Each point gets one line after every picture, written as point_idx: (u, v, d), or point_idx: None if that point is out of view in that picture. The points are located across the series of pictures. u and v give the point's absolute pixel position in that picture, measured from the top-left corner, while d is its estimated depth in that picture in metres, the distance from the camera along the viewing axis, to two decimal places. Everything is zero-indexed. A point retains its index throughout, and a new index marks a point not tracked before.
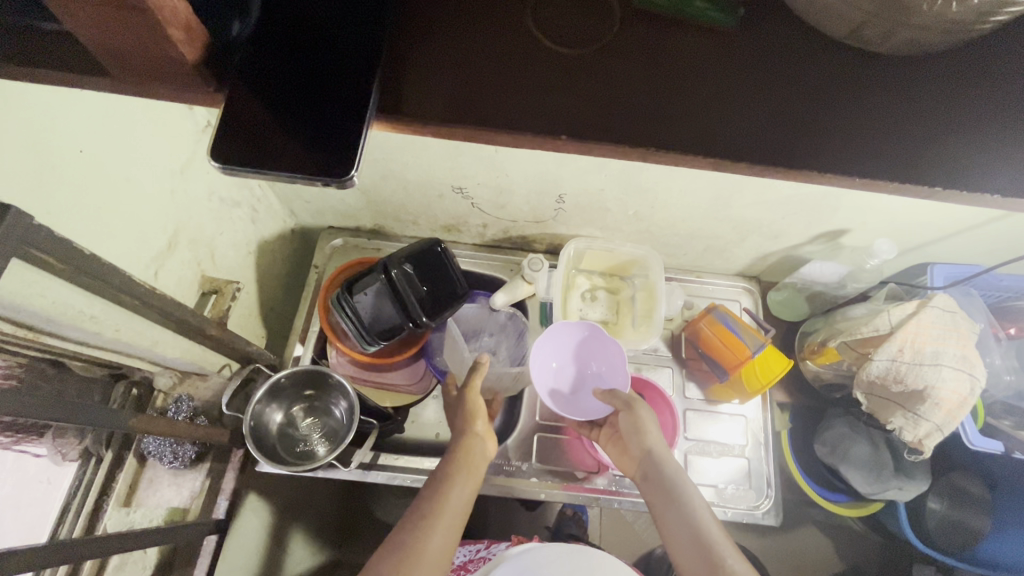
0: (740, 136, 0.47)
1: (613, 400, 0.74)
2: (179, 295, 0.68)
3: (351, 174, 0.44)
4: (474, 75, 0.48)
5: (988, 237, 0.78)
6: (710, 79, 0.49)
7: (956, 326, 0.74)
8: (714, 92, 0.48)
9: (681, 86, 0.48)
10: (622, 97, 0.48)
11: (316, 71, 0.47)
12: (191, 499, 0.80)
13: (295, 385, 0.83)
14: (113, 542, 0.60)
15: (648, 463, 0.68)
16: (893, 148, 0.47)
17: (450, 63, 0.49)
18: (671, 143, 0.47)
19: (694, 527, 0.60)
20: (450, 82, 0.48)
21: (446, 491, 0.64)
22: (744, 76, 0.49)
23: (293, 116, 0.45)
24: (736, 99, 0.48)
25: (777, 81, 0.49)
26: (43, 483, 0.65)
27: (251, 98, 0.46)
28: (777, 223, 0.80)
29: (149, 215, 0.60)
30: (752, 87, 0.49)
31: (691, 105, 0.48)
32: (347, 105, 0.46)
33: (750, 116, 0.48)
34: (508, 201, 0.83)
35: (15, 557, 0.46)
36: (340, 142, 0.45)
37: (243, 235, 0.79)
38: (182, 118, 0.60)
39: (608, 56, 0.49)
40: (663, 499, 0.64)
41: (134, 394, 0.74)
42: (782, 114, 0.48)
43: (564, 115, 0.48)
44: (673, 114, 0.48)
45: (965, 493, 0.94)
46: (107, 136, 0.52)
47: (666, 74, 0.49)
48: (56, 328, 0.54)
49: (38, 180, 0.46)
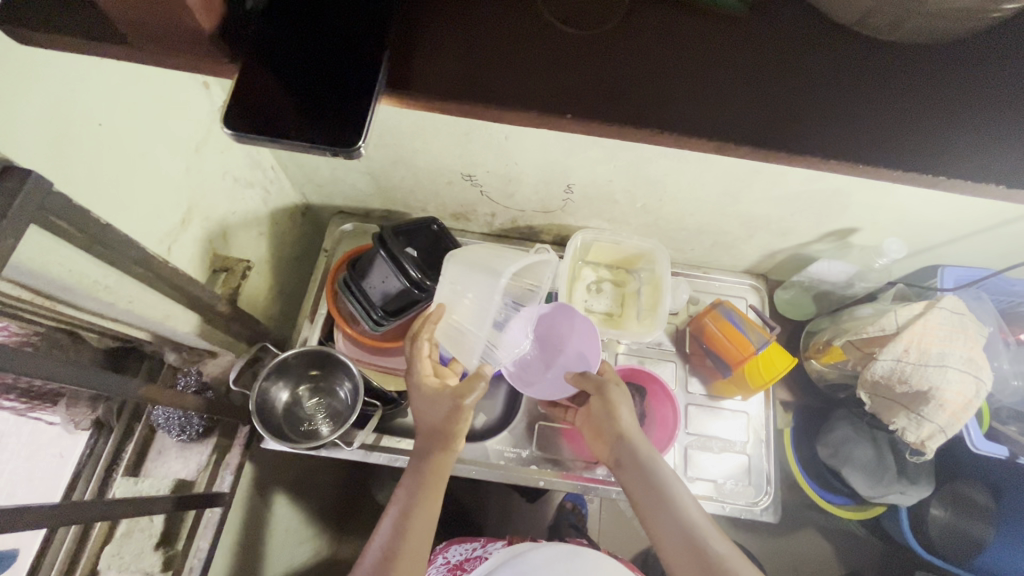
0: (775, 112, 0.42)
1: (585, 383, 0.74)
2: (191, 271, 0.70)
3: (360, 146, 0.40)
4: (489, 52, 0.43)
5: (1001, 239, 0.77)
6: (755, 61, 0.43)
7: (964, 327, 0.73)
8: (756, 71, 0.43)
9: (724, 66, 0.43)
10: (641, 78, 0.42)
11: (321, 39, 0.42)
12: (198, 472, 0.79)
13: (302, 364, 0.84)
14: (123, 507, 0.61)
15: (620, 442, 0.69)
16: (960, 135, 0.42)
17: (463, 36, 0.43)
18: (719, 132, 0.41)
19: (674, 508, 0.61)
20: (464, 56, 0.43)
21: (410, 526, 0.60)
22: (788, 56, 0.44)
23: (298, 83, 0.41)
24: (778, 83, 0.43)
25: (824, 67, 0.44)
26: (55, 456, 0.70)
27: (261, 69, 0.41)
28: (786, 220, 0.80)
29: (164, 191, 0.61)
30: (799, 69, 0.43)
31: (735, 89, 0.42)
32: (350, 81, 0.41)
33: (803, 101, 0.42)
34: (516, 190, 0.84)
35: (29, 513, 0.48)
36: (348, 119, 0.40)
37: (255, 215, 0.81)
38: (197, 96, 0.62)
39: (634, 34, 0.44)
40: (647, 495, 0.63)
41: (147, 367, 0.77)
42: (825, 100, 0.43)
43: (575, 94, 0.42)
44: (716, 96, 0.42)
45: (969, 501, 0.94)
46: (124, 110, 0.53)
47: (705, 54, 0.43)
48: (71, 298, 0.55)
49: (61, 153, 0.47)
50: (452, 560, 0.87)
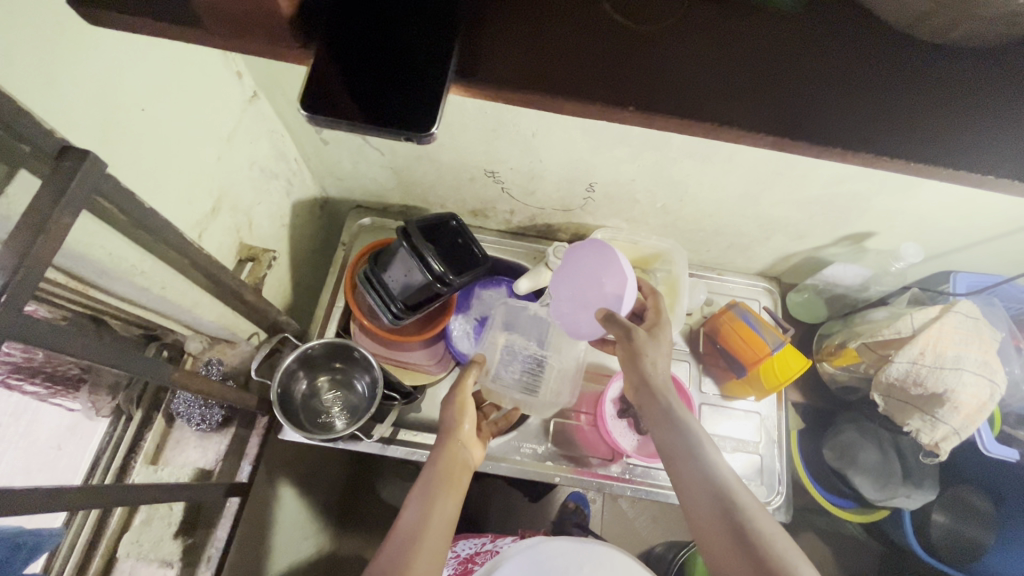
0: (886, 108, 0.35)
1: (614, 326, 0.69)
2: (218, 259, 0.70)
3: (434, 130, 0.34)
4: (554, 40, 0.36)
5: (1014, 247, 0.79)
6: (862, 60, 0.36)
7: (978, 332, 0.75)
8: (867, 73, 0.36)
9: (829, 67, 0.36)
10: (732, 74, 0.36)
11: (362, 21, 0.35)
12: (217, 461, 0.78)
13: (324, 356, 0.84)
14: (152, 492, 0.61)
15: (651, 400, 0.65)
16: None
17: (527, 16, 0.36)
18: (835, 135, 0.35)
19: (709, 480, 0.56)
20: (533, 34, 0.36)
21: (429, 509, 0.63)
22: (899, 53, 0.37)
23: (352, 68, 0.35)
24: (893, 86, 0.36)
25: (946, 62, 0.36)
26: (54, 449, 0.68)
27: (324, 52, 0.34)
28: (804, 222, 0.81)
29: (197, 179, 0.61)
30: (920, 69, 0.36)
31: (850, 92, 0.36)
32: (413, 67, 0.35)
33: (926, 103, 0.35)
34: (538, 187, 0.84)
35: (63, 495, 0.48)
36: (415, 102, 0.34)
37: (278, 206, 0.81)
38: (231, 85, 0.63)
39: (714, 26, 0.37)
40: (680, 457, 0.59)
41: (166, 353, 0.77)
42: (954, 93, 0.35)
43: (650, 84, 0.35)
44: (820, 88, 0.36)
45: (968, 506, 0.96)
46: (165, 96, 0.53)
47: (804, 51, 0.37)
48: (105, 283, 0.55)
49: (104, 135, 0.47)
50: (462, 554, 0.88)
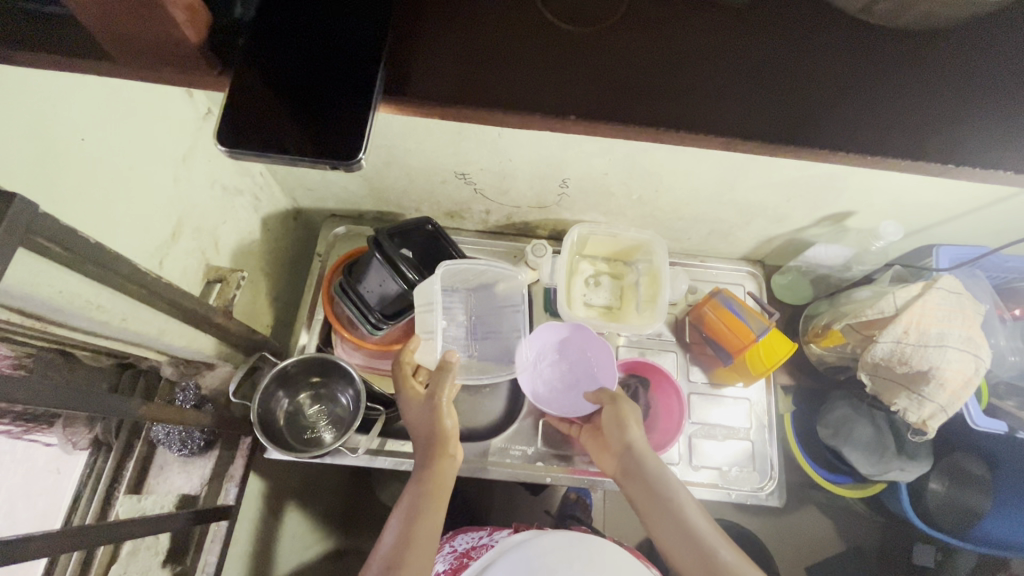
0: (806, 105, 0.37)
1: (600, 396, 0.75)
2: (183, 284, 0.68)
3: (359, 157, 0.35)
4: (480, 58, 0.38)
5: (995, 217, 0.78)
6: (783, 58, 0.38)
7: (961, 307, 0.74)
8: (784, 67, 0.38)
9: (751, 67, 0.38)
10: (653, 78, 0.38)
11: (299, 48, 0.37)
12: (202, 486, 0.79)
13: (303, 372, 0.83)
14: (132, 527, 0.60)
15: (623, 456, 0.69)
16: (1006, 115, 0.37)
17: (456, 39, 0.39)
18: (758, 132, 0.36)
19: (682, 525, 0.60)
20: (460, 53, 0.38)
21: (412, 532, 0.59)
22: (817, 48, 0.38)
23: (284, 93, 0.37)
24: (808, 81, 0.38)
25: (860, 57, 0.38)
26: (53, 473, 0.68)
27: (261, 83, 0.37)
28: (782, 206, 0.80)
29: (152, 206, 0.59)
30: (835, 66, 0.38)
31: (769, 90, 0.38)
32: (340, 84, 0.37)
33: (843, 95, 0.38)
34: (510, 186, 0.82)
35: (34, 543, 0.47)
36: (346, 122, 0.36)
37: (246, 223, 0.80)
38: (181, 105, 0.61)
39: (643, 32, 0.39)
40: (650, 498, 0.63)
41: (143, 381, 0.75)
42: (857, 87, 0.38)
43: (577, 94, 0.37)
44: (739, 86, 0.38)
45: (965, 474, 0.95)
46: (106, 127, 0.51)
47: (729, 51, 0.38)
48: (63, 319, 0.53)
49: (42, 170, 0.46)
50: (459, 548, 0.87)
